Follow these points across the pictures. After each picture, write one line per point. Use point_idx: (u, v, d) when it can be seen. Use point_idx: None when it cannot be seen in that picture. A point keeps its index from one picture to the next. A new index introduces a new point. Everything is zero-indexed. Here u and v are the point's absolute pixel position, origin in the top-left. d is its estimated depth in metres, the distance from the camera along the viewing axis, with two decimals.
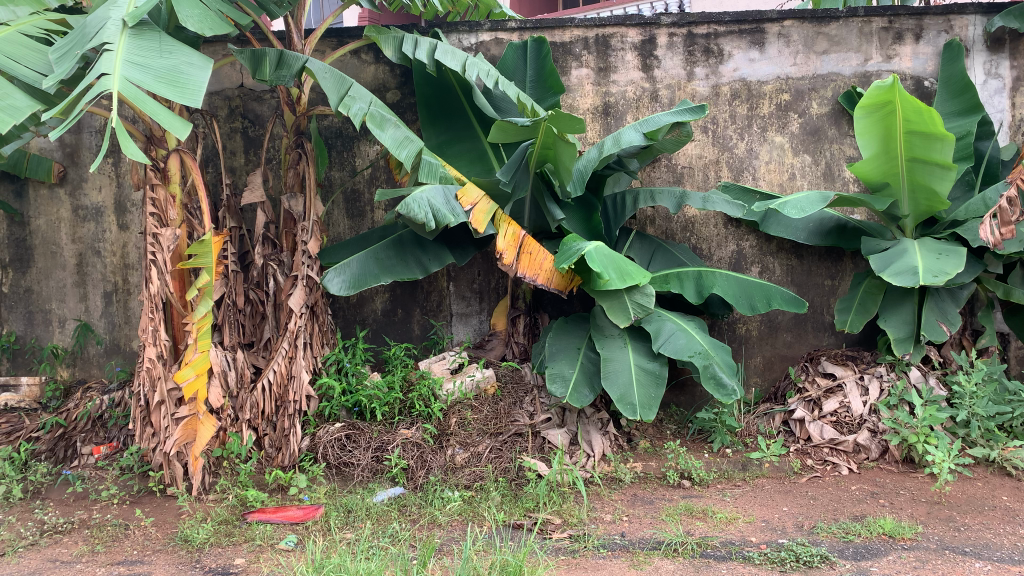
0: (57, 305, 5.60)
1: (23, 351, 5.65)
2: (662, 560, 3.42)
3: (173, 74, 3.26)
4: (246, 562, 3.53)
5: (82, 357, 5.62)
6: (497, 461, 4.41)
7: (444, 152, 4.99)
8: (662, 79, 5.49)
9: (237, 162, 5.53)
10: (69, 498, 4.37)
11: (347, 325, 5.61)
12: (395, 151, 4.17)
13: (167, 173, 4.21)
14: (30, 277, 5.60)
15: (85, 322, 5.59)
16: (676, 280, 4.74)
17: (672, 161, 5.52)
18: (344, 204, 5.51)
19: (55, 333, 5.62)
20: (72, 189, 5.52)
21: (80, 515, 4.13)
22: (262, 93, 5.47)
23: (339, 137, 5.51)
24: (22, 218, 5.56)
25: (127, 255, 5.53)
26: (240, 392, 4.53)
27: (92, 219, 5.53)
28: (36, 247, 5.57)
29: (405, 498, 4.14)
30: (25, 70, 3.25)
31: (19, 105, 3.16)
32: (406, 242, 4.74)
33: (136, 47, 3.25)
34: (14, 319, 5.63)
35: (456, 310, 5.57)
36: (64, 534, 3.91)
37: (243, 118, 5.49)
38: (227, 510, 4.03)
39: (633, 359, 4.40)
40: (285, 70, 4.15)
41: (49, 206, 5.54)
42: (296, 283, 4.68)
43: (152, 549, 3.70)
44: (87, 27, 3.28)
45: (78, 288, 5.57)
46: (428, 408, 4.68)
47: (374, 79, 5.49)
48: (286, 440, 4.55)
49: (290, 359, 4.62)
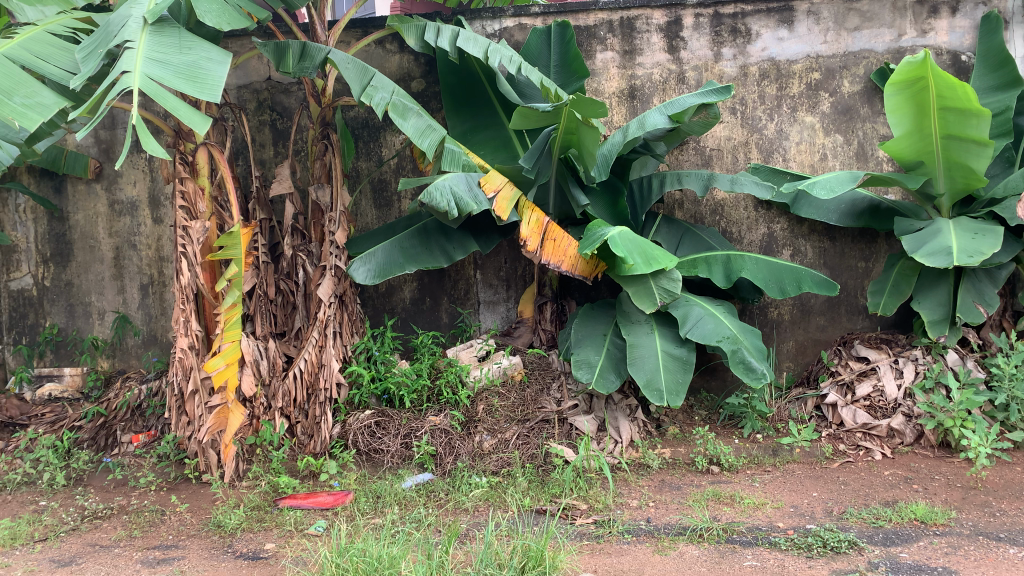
0: (96, 297, 5.74)
1: (66, 343, 5.79)
2: (687, 545, 3.40)
3: (192, 70, 3.30)
4: (277, 546, 3.61)
5: (120, 348, 5.76)
6: (524, 447, 4.43)
7: (469, 140, 5.00)
8: (689, 61, 5.42)
9: (266, 154, 5.60)
10: (109, 485, 4.52)
11: (376, 313, 5.65)
12: (417, 141, 4.21)
13: (196, 167, 4.33)
14: (70, 271, 5.74)
15: (123, 313, 5.72)
16: (704, 264, 4.69)
17: (700, 144, 5.45)
18: (371, 193, 5.55)
19: (95, 325, 5.76)
20: (108, 184, 5.65)
21: (120, 501, 4.28)
22: (289, 85, 5.52)
23: (366, 127, 5.53)
24: (62, 213, 5.70)
25: (162, 249, 5.65)
26: (273, 380, 4.67)
27: (128, 213, 5.65)
28: (75, 241, 5.71)
29: (433, 484, 4.20)
30: (53, 68, 3.31)
31: (46, 102, 3.20)
32: (430, 230, 4.75)
33: (157, 44, 3.30)
34: (56, 312, 5.78)
35: (484, 297, 5.56)
36: (104, 519, 4.06)
37: (271, 110, 5.55)
38: (259, 496, 4.13)
39: (660, 345, 4.38)
40: (308, 62, 4.20)
41: (86, 202, 5.67)
42: (324, 274, 4.76)
43: (187, 534, 3.81)
44: (111, 25, 3.34)
45: (116, 281, 5.71)
46: (456, 395, 4.72)
47: (399, 68, 5.50)
48: (318, 428, 4.64)
49: (321, 347, 4.70)
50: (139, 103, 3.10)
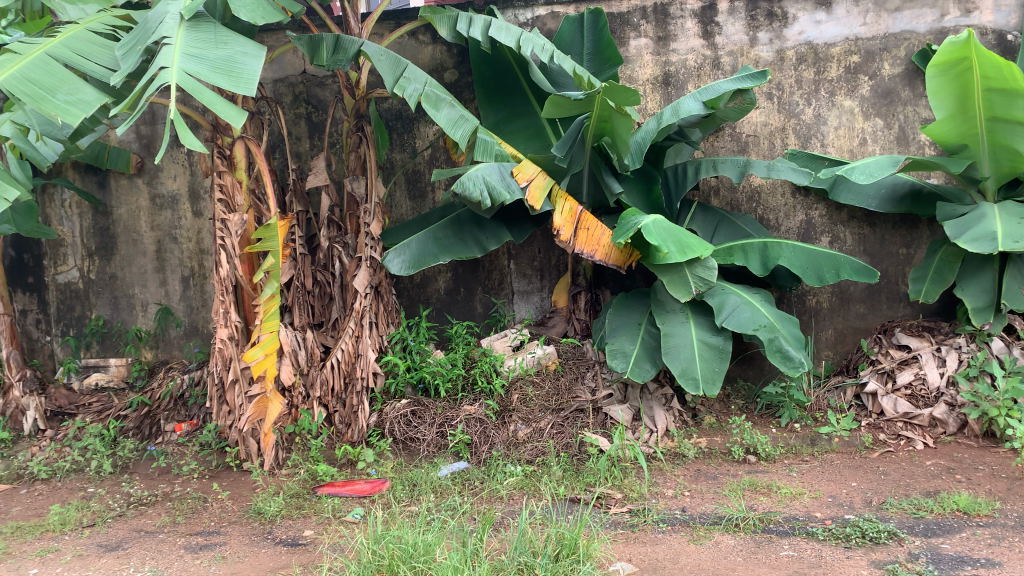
0: (139, 290, 5.87)
1: (110, 334, 5.92)
2: (722, 535, 3.39)
3: (228, 64, 3.34)
4: (315, 533, 3.67)
5: (163, 339, 5.88)
6: (558, 436, 4.44)
7: (502, 130, 5.00)
8: (725, 46, 5.34)
9: (302, 147, 5.66)
10: (154, 473, 4.67)
11: (411, 304, 5.67)
12: (450, 131, 4.24)
13: (233, 160, 4.39)
14: (114, 264, 5.87)
15: (166, 305, 5.85)
16: (740, 253, 4.64)
17: (736, 130, 5.38)
18: (406, 184, 5.58)
19: (138, 316, 5.90)
20: (149, 178, 5.75)
21: (164, 488, 4.41)
22: (324, 78, 5.56)
23: (399, 119, 5.55)
24: (105, 208, 5.82)
25: (203, 241, 5.76)
26: (311, 370, 4.73)
27: (169, 207, 5.76)
28: (118, 235, 5.84)
29: (468, 472, 4.23)
30: (94, 66, 3.37)
31: (88, 98, 3.26)
32: (464, 221, 4.76)
33: (194, 39, 3.35)
34: (101, 304, 5.91)
35: (518, 287, 5.55)
36: (149, 506, 4.20)
37: (307, 104, 5.60)
38: (298, 484, 4.22)
39: (695, 334, 4.34)
40: (342, 54, 4.22)
41: (129, 196, 5.79)
42: (360, 265, 4.83)
43: (229, 520, 3.91)
44: (149, 23, 3.40)
45: (159, 274, 5.83)
46: (490, 384, 4.75)
47: (432, 59, 5.51)
48: (355, 417, 4.70)
49: (358, 338, 4.76)
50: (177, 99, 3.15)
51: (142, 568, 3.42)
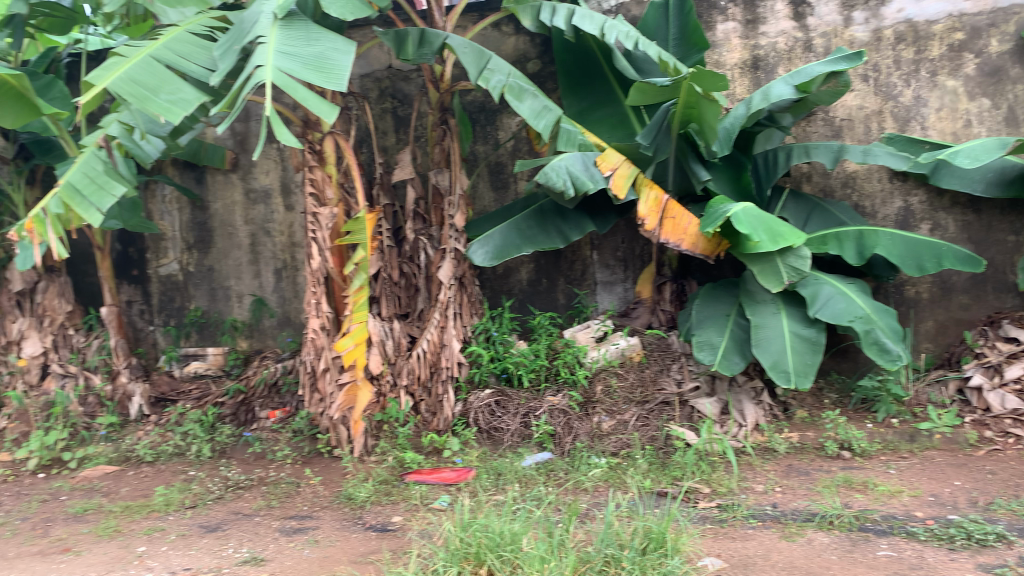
0: (235, 282, 6.10)
1: (208, 324, 6.17)
2: (815, 532, 3.29)
3: (319, 61, 3.42)
4: (403, 519, 3.74)
5: (258, 329, 6.09)
6: (644, 429, 4.41)
7: (586, 119, 4.96)
8: (817, 27, 5.16)
9: (388, 141, 5.75)
10: (250, 458, 4.87)
11: (494, 296, 5.65)
12: (532, 122, 4.24)
13: (323, 155, 4.51)
14: (211, 257, 6.11)
15: (260, 296, 6.06)
16: (834, 241, 4.46)
17: (829, 115, 5.19)
18: (489, 175, 5.60)
19: (234, 307, 6.12)
20: (243, 174, 5.96)
21: (259, 472, 4.59)
22: (409, 72, 5.62)
23: (483, 110, 5.57)
24: (203, 203, 6.06)
25: (294, 235, 5.93)
26: (398, 359, 4.79)
27: (262, 201, 5.96)
28: (215, 229, 6.07)
29: (553, 463, 4.25)
30: (194, 66, 3.50)
31: (188, 97, 3.38)
32: (547, 212, 4.76)
33: (287, 37, 3.44)
34: (199, 295, 6.16)
35: (601, 278, 5.49)
36: (246, 489, 4.38)
37: (392, 98, 5.69)
38: (387, 471, 4.33)
39: (787, 325, 4.22)
40: (427, 48, 4.27)
41: (225, 191, 6.01)
42: (444, 256, 4.86)
43: (321, 505, 4.03)
44: (244, 22, 3.51)
45: (253, 266, 6.04)
46: (574, 375, 4.76)
47: (515, 50, 5.50)
48: (440, 406, 4.77)
49: (442, 328, 4.81)
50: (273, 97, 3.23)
51: (241, 549, 3.57)
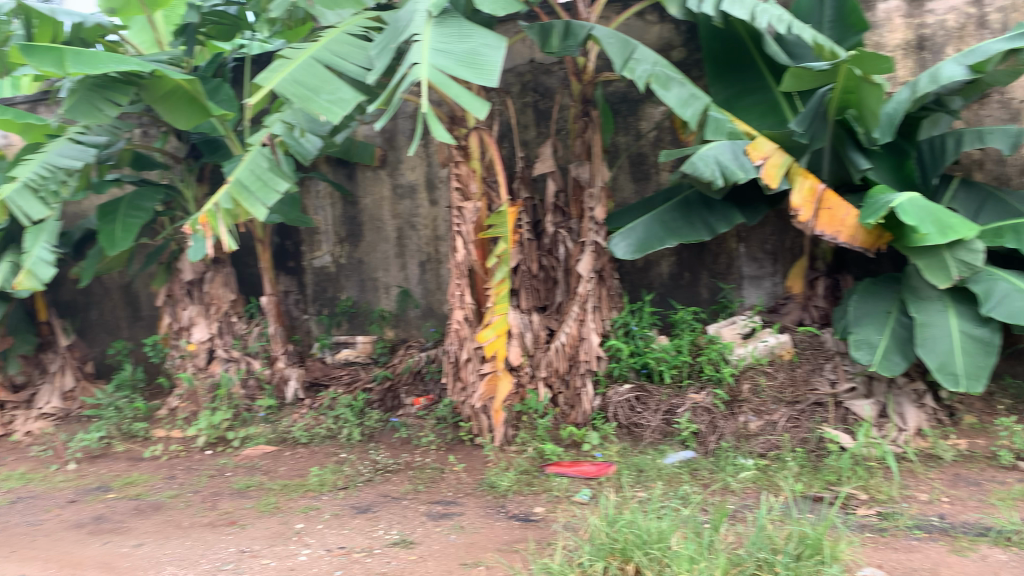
0: (382, 274, 6.33)
1: (359, 314, 6.44)
2: (990, 548, 3.04)
3: (472, 57, 3.46)
4: (546, 510, 3.76)
5: (403, 319, 6.29)
6: (794, 431, 4.22)
7: (733, 107, 4.81)
8: (993, 2, 4.77)
9: (530, 135, 5.78)
10: (396, 442, 5.06)
11: (634, 290, 5.57)
12: (680, 111, 4.14)
13: (468, 150, 4.59)
14: (360, 250, 6.37)
15: (405, 288, 6.26)
16: (1011, 233, 4.10)
17: (1006, 96, 4.78)
18: (630, 167, 5.53)
19: (382, 298, 6.36)
20: (391, 170, 6.16)
21: (406, 457, 4.77)
22: (551, 65, 5.63)
23: (625, 102, 5.50)
24: (353, 198, 6.32)
25: (438, 228, 6.08)
26: (536, 352, 4.82)
27: (408, 196, 6.15)
28: (364, 223, 6.33)
29: (697, 462, 4.16)
30: (352, 66, 3.65)
31: (346, 97, 3.53)
32: (692, 203, 4.64)
33: (441, 34, 3.52)
34: (349, 286, 6.44)
35: (748, 272, 5.29)
36: (394, 473, 4.55)
37: (534, 92, 5.71)
38: (528, 462, 4.39)
39: (956, 325, 3.92)
40: (572, 40, 4.25)
41: (373, 186, 6.24)
42: (584, 249, 4.84)
43: (465, 492, 4.13)
44: (399, 22, 3.61)
45: (399, 258, 6.25)
46: (718, 373, 4.60)
47: (659, 39, 5.40)
48: (579, 399, 4.75)
49: (581, 321, 4.78)
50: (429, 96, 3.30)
51: (390, 530, 3.70)
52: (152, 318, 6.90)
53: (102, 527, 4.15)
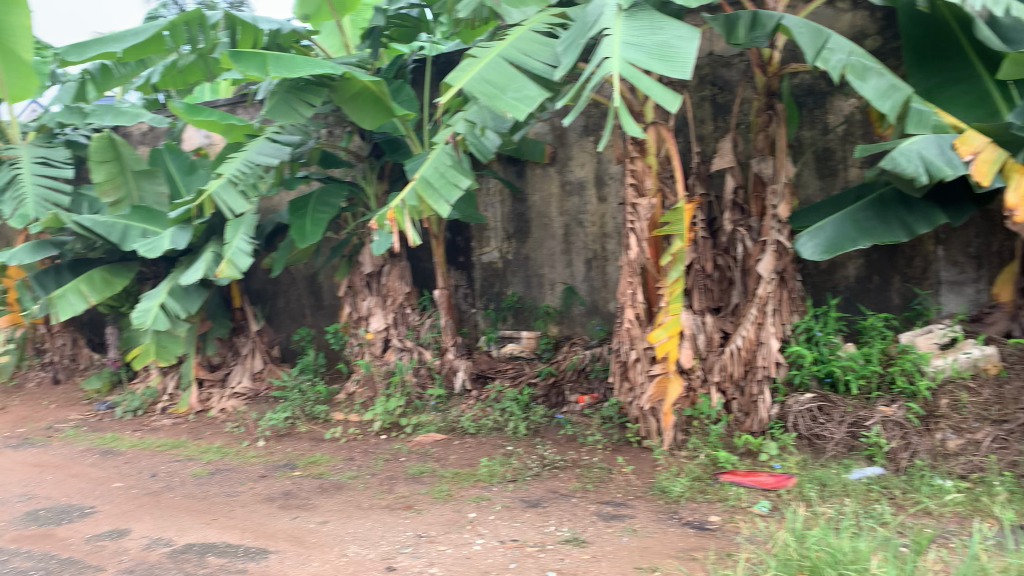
0: (549, 270, 6.34)
1: (524, 309, 6.48)
2: None
3: (664, 49, 3.36)
4: (722, 520, 3.63)
5: (568, 316, 6.26)
6: (1002, 453, 3.84)
7: (935, 99, 4.44)
8: None
9: (706, 130, 5.60)
10: (562, 439, 5.08)
11: (817, 293, 5.28)
12: (877, 103, 3.86)
13: (645, 146, 4.48)
14: (528, 246, 6.42)
15: (571, 285, 6.23)
16: None
17: None
18: (814, 163, 5.23)
19: (547, 295, 6.37)
20: (561, 167, 6.17)
21: (573, 454, 4.77)
22: (731, 58, 5.42)
23: (811, 94, 5.21)
24: (522, 194, 6.38)
25: (606, 225, 6.02)
26: (709, 355, 4.68)
27: (577, 193, 6.13)
28: (532, 220, 6.37)
29: (887, 479, 3.88)
30: (538, 63, 3.66)
31: (532, 94, 3.54)
32: (887, 202, 4.34)
33: (631, 28, 3.46)
34: (516, 282, 6.51)
35: (947, 277, 4.87)
36: (561, 469, 4.56)
37: (712, 85, 5.52)
38: (699, 468, 4.27)
39: None
40: (760, 30, 4.07)
41: (543, 183, 6.27)
42: (765, 249, 4.64)
43: (635, 494, 4.07)
44: (587, 17, 3.59)
45: (566, 255, 6.24)
46: (913, 386, 4.30)
47: (852, 26, 5.07)
48: (755, 406, 4.57)
49: (759, 325, 4.60)
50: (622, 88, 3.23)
51: (561, 527, 3.70)
52: (332, 307, 7.30)
53: (290, 502, 4.43)
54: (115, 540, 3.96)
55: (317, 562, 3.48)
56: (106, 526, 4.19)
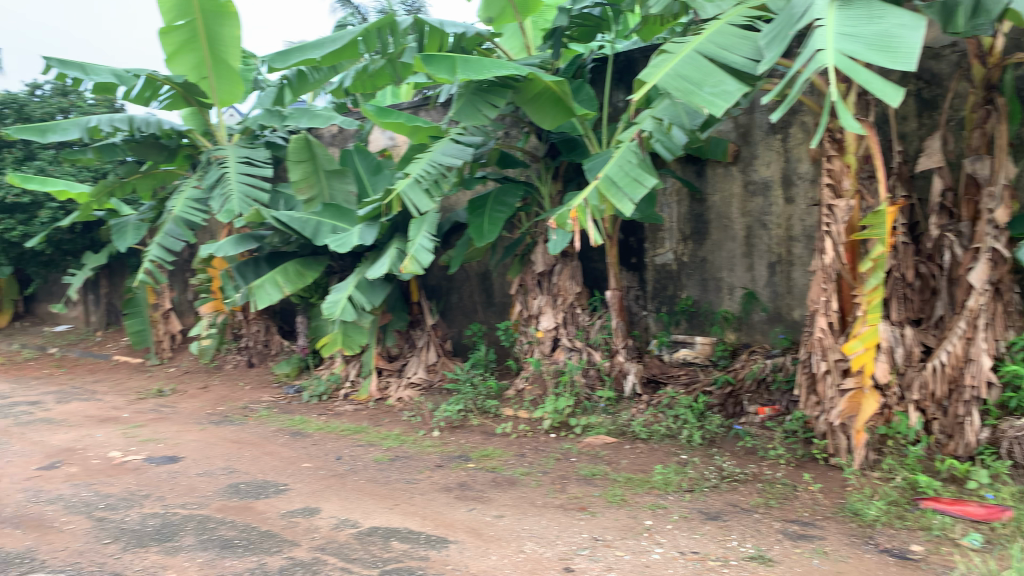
0: (727, 274, 6.10)
1: (698, 313, 6.27)
2: None
3: (884, 39, 3.13)
4: (925, 550, 3.35)
5: (747, 322, 6.00)
6: None
7: None
8: None
9: (909, 127, 5.19)
10: (740, 451, 4.88)
11: None
12: None
13: (843, 144, 4.25)
14: (705, 249, 6.21)
15: (751, 290, 5.96)
16: None
17: None
18: None
19: (725, 299, 6.12)
20: (744, 166, 5.94)
21: (754, 468, 4.56)
22: (941, 49, 5.00)
23: None
24: (702, 195, 6.19)
25: (792, 228, 5.72)
26: (908, 370, 4.33)
27: (761, 193, 5.87)
28: (711, 221, 6.16)
29: None
30: (738, 58, 3.53)
31: (731, 89, 3.41)
32: None
33: (846, 18, 3.27)
34: (691, 285, 6.30)
35: None
36: (741, 482, 4.38)
37: (918, 79, 5.11)
38: (896, 492, 3.93)
39: None
40: (983, 18, 3.71)
41: (724, 183, 6.06)
42: (978, 257, 4.22)
43: (824, 515, 3.82)
44: (794, 8, 3.41)
45: (746, 259, 5.98)
46: None
47: None
48: (961, 429, 4.20)
49: (968, 340, 4.20)
50: (832, 80, 3.12)
51: (744, 543, 3.55)
52: (503, 305, 7.41)
53: (466, 494, 4.53)
54: (307, 517, 4.20)
55: (495, 556, 3.53)
56: (298, 503, 4.46)
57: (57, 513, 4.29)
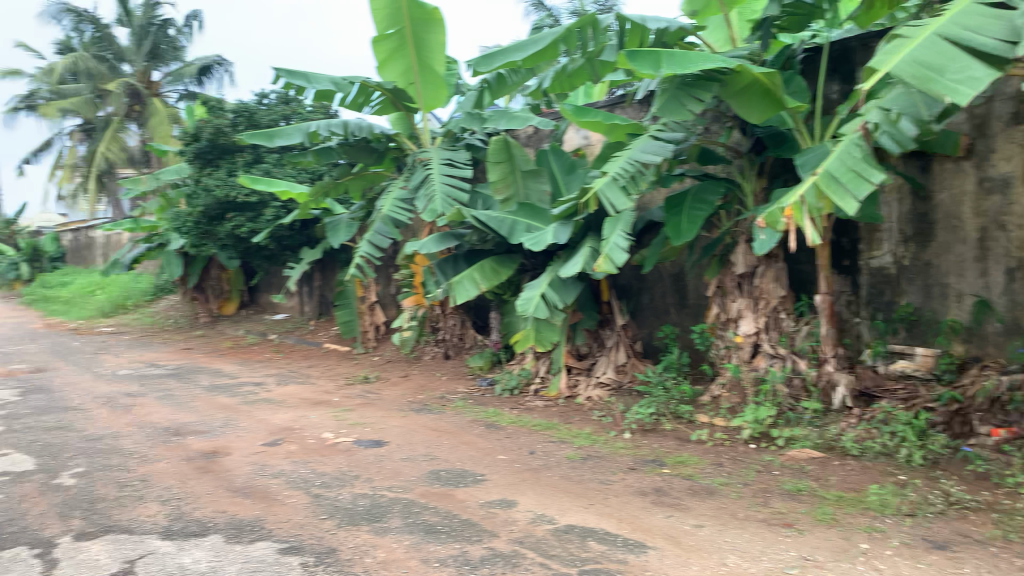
0: (955, 280, 5.55)
1: (920, 323, 5.75)
2: None
3: None
4: None
5: (978, 333, 5.42)
6: None
7: None
8: None
9: None
10: (970, 476, 4.43)
11: None
12: None
13: None
14: (929, 252, 5.69)
15: (984, 297, 5.39)
16: None
17: None
18: None
19: (952, 308, 5.57)
20: (978, 161, 5.39)
21: (988, 496, 4.11)
22: None
23: None
24: (926, 193, 5.68)
25: None
26: None
27: (999, 191, 5.29)
28: (937, 221, 5.63)
29: None
30: (988, 41, 3.35)
31: (978, 75, 3.26)
32: None
33: None
34: (912, 291, 5.80)
35: None
36: (972, 511, 3.95)
37: None
38: None
39: None
40: None
41: (953, 180, 5.53)
42: None
43: None
44: None
45: (979, 264, 5.41)
46: None
47: None
48: None
49: None
50: None
51: None
52: (697, 307, 7.18)
53: (663, 499, 4.42)
54: (504, 509, 4.28)
55: (696, 567, 3.42)
56: (495, 495, 4.56)
57: (280, 487, 4.67)
